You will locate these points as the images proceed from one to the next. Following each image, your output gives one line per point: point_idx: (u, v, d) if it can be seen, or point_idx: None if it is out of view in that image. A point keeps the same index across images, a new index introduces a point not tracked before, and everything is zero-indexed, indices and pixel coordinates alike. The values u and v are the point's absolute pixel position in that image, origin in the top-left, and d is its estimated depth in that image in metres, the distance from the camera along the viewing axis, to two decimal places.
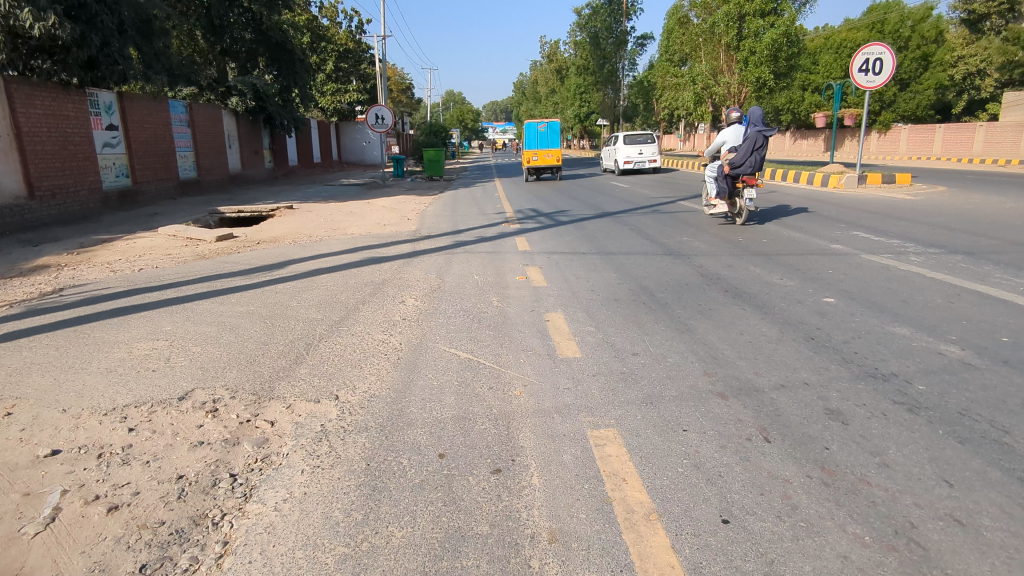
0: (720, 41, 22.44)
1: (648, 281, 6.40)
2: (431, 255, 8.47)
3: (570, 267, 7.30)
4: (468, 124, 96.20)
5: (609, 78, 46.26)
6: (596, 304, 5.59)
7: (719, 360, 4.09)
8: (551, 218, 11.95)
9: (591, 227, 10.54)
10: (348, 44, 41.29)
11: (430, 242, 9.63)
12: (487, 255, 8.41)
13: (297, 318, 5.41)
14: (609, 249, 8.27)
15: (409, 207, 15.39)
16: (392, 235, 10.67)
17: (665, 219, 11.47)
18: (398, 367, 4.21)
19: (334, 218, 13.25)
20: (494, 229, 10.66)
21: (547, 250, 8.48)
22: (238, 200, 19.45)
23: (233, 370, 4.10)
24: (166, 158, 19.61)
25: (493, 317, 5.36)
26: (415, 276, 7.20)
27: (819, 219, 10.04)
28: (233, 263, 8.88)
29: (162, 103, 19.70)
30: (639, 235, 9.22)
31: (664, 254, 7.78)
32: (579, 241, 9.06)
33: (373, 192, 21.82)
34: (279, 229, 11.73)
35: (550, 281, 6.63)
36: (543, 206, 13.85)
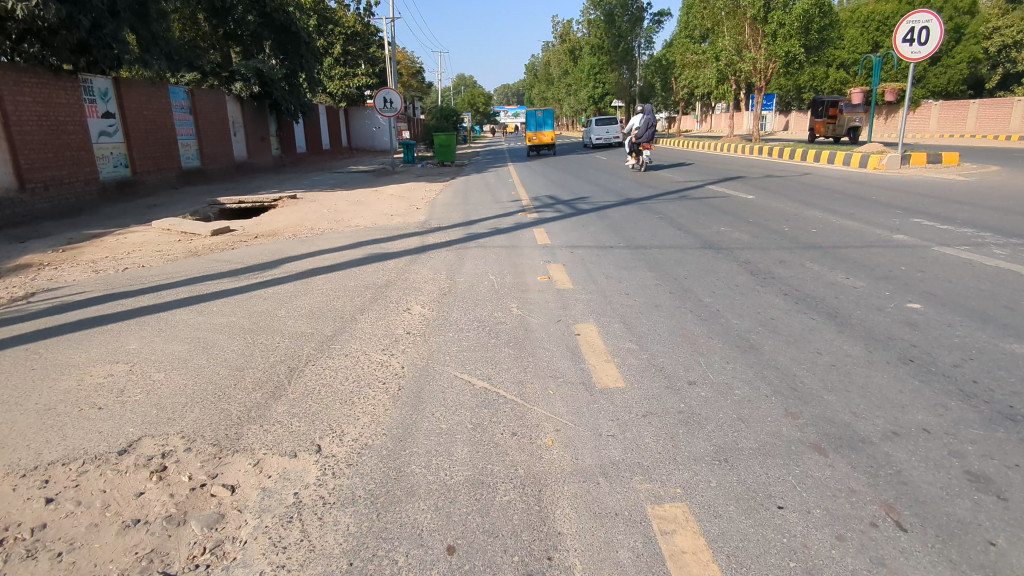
0: (746, 14, 21.30)
1: (690, 282, 5.54)
2: (440, 250, 7.66)
3: (597, 264, 6.45)
4: (481, 108, 95.07)
5: (625, 57, 44.93)
6: (634, 313, 4.74)
7: (801, 392, 3.24)
8: (571, 206, 11.07)
9: (615, 215, 9.65)
10: (357, 26, 40.27)
11: (440, 235, 8.81)
12: (502, 249, 7.59)
13: (282, 333, 4.61)
14: (639, 241, 7.42)
15: (419, 195, 14.59)
16: (399, 227, 9.86)
17: (695, 205, 10.55)
18: (399, 402, 3.41)
19: (339, 209, 12.46)
20: (510, 219, 9.82)
21: (570, 243, 7.63)
22: (242, 189, 18.74)
23: (194, 409, 3.31)
24: (167, 147, 18.91)
25: (512, 330, 4.53)
26: (422, 276, 6.38)
27: (868, 204, 9.09)
28: (226, 260, 8.13)
29: (162, 89, 18.97)
30: (671, 225, 8.34)
31: (702, 247, 6.91)
32: (603, 232, 8.20)
33: (383, 178, 21.01)
34: (280, 221, 10.96)
35: (576, 281, 5.80)
36: (562, 192, 12.97)
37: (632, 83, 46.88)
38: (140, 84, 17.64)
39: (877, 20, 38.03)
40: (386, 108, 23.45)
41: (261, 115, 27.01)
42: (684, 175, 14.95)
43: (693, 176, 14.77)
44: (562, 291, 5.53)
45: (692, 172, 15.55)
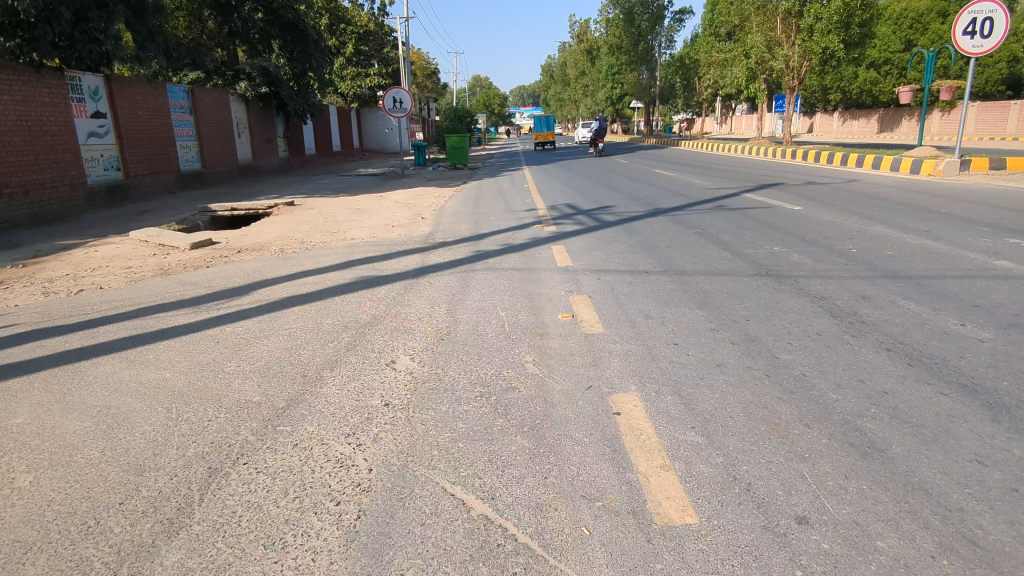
0: (780, 9, 19.97)
1: (756, 326, 4.32)
2: (443, 272, 6.53)
3: (632, 297, 5.25)
4: (496, 109, 94.23)
5: (644, 56, 43.51)
6: (691, 380, 3.51)
7: (990, 551, 2.05)
8: (594, 217, 9.89)
9: (646, 230, 8.47)
10: (369, 25, 39.29)
11: (444, 252, 7.66)
12: (516, 272, 6.43)
13: (219, 405, 3.45)
14: (678, 264, 6.25)
15: (426, 202, 13.52)
16: (399, 241, 8.70)
17: (736, 217, 9.32)
18: (356, 547, 2.24)
19: (337, 218, 11.39)
20: (525, 234, 8.65)
21: (596, 266, 6.44)
22: (242, 194, 17.76)
23: (38, 562, 2.15)
24: (163, 149, 17.97)
25: (525, 404, 3.33)
26: (418, 310, 5.21)
27: (942, 219, 7.84)
28: (197, 280, 7.05)
29: (160, 88, 18.04)
30: (713, 244, 7.13)
31: (757, 275, 5.72)
32: (634, 252, 6.99)
33: (391, 182, 19.96)
34: (269, 233, 9.90)
35: (607, 321, 4.63)
36: (582, 201, 11.79)
37: (652, 83, 45.53)
38: (135, 82, 16.73)
39: (911, 17, 36.51)
40: (396, 108, 22.43)
41: (268, 116, 26.04)
42: (716, 181, 13.72)
43: (725, 183, 13.55)
44: (591, 336, 4.32)
45: (724, 179, 14.31)
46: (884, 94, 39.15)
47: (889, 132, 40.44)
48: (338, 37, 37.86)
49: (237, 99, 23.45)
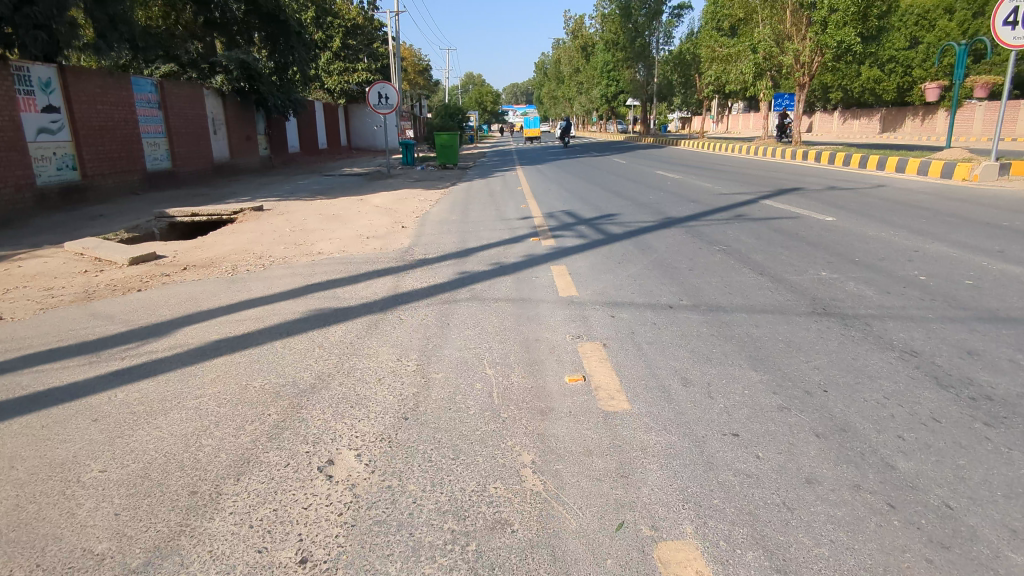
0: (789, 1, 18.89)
1: (842, 404, 3.10)
2: (418, 303, 5.31)
3: (659, 347, 4.03)
4: (489, 106, 92.91)
5: (641, 53, 42.41)
6: (773, 514, 2.29)
7: None
8: (598, 229, 8.68)
9: (661, 246, 7.26)
10: (357, 19, 37.90)
11: (423, 274, 6.42)
12: (508, 305, 5.21)
13: (36, 569, 2.20)
14: (708, 296, 5.06)
15: (409, 207, 12.30)
16: (372, 257, 7.46)
17: (761, 229, 8.15)
18: None
19: (307, 226, 10.14)
20: (519, 250, 7.42)
21: (607, 297, 5.22)
22: (213, 196, 16.43)
23: None
24: (128, 147, 16.62)
25: (519, 568, 2.10)
26: (380, 364, 3.98)
27: (1008, 235, 6.71)
28: (118, 309, 5.78)
29: (124, 80, 16.66)
30: (746, 267, 5.95)
31: (813, 314, 4.54)
32: (651, 278, 5.78)
33: (375, 183, 18.70)
34: (225, 245, 8.64)
35: (632, 390, 3.42)
36: (583, 208, 10.60)
37: (649, 80, 44.44)
38: (95, 74, 15.39)
39: (916, 13, 35.62)
40: (381, 104, 21.11)
41: (247, 112, 24.66)
42: (727, 186, 12.60)
43: (738, 187, 12.41)
44: (612, 418, 3.10)
45: (734, 183, 13.15)
46: (887, 93, 38.35)
47: (892, 132, 39.71)
48: (324, 30, 36.48)
49: (212, 94, 22.07)
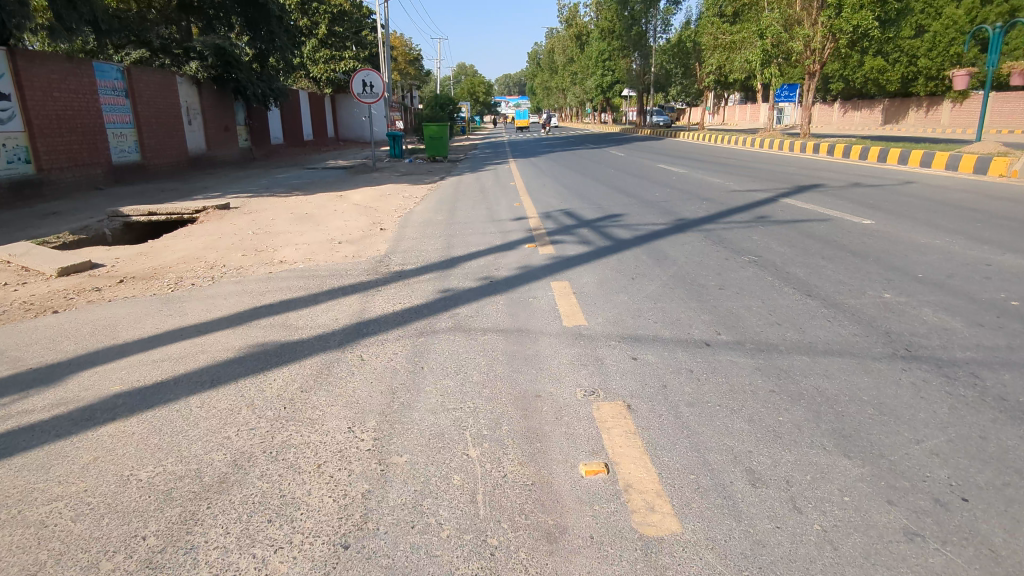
0: None
1: (1005, 532, 2.06)
2: (389, 335, 4.26)
3: (706, 413, 2.96)
4: (481, 98, 91.69)
5: (638, 42, 41.25)
6: None
7: None
8: (603, 232, 7.63)
9: (679, 256, 6.20)
10: (345, 5, 36.32)
11: (398, 294, 5.34)
12: (498, 339, 4.12)
13: None
14: (753, 329, 4.04)
15: (392, 205, 11.22)
16: (340, 267, 6.35)
17: (791, 233, 7.14)
18: None
19: (275, 227, 9.03)
20: (514, 261, 6.35)
21: (624, 329, 4.15)
22: (182, 191, 15.23)
23: None
24: (89, 138, 15.36)
25: None
26: (323, 437, 2.89)
27: None
28: (17, 337, 4.65)
29: (86, 66, 15.39)
30: (789, 287, 4.92)
31: (896, 357, 3.52)
32: (674, 301, 4.72)
33: (359, 177, 17.55)
34: (175, 252, 7.50)
35: (679, 492, 2.37)
36: (583, 207, 9.57)
37: (647, 70, 43.16)
38: (51, 58, 14.12)
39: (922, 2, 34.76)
40: (365, 93, 19.86)
41: (225, 102, 23.42)
42: (740, 182, 11.63)
43: (751, 184, 11.44)
44: (656, 555, 2.04)
45: (747, 178, 12.16)
46: (891, 84, 37.48)
47: (894, 124, 39.01)
48: (309, 16, 34.94)
49: (186, 81, 20.83)
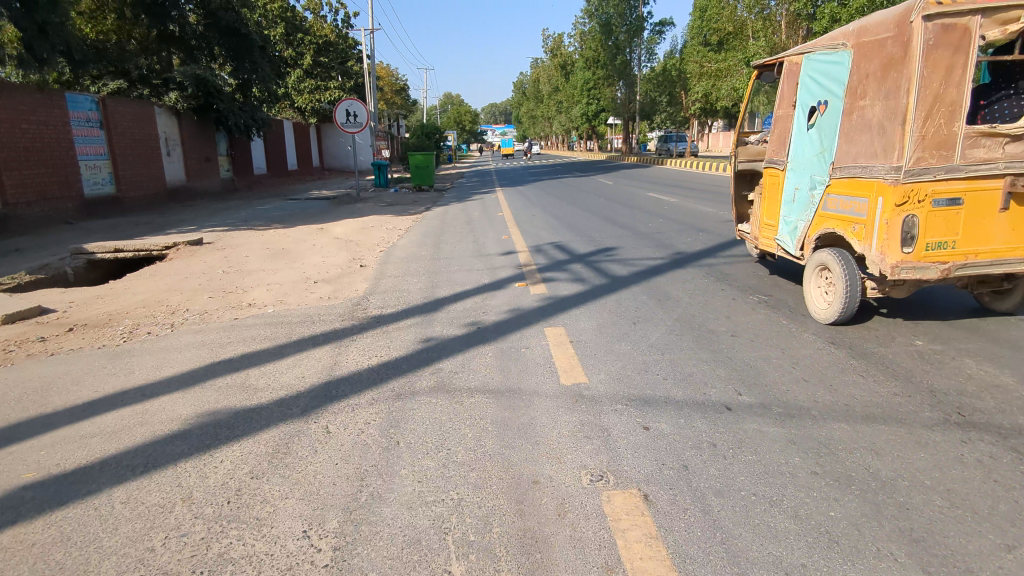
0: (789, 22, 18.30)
1: None
2: (362, 398, 3.71)
3: (741, 507, 2.43)
4: (467, 126, 92.14)
5: (623, 71, 41.51)
6: None
7: None
8: (599, 269, 7.13)
9: (683, 296, 5.71)
10: (328, 35, 36.70)
11: (375, 344, 4.79)
12: (486, 403, 3.57)
13: None
14: (776, 388, 3.55)
15: (375, 238, 10.71)
16: (313, 311, 5.80)
17: (797, 267, 6.70)
18: None
19: (248, 264, 8.49)
20: (504, 303, 5.82)
21: (630, 390, 3.62)
22: (156, 224, 14.61)
23: None
24: (59, 170, 14.78)
25: None
26: (270, 547, 2.33)
27: None
28: None
29: (57, 96, 14.87)
30: (807, 333, 4.45)
31: (950, 423, 3.04)
32: (683, 352, 4.20)
33: (342, 208, 17.08)
34: (136, 294, 6.91)
35: None
36: (575, 240, 9.12)
37: (632, 98, 43.40)
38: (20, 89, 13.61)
39: None
40: (349, 123, 19.53)
41: (205, 132, 22.96)
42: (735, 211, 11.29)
43: None
44: None
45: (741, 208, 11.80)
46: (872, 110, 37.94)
47: None
48: (293, 47, 35.23)
49: (165, 112, 20.40)
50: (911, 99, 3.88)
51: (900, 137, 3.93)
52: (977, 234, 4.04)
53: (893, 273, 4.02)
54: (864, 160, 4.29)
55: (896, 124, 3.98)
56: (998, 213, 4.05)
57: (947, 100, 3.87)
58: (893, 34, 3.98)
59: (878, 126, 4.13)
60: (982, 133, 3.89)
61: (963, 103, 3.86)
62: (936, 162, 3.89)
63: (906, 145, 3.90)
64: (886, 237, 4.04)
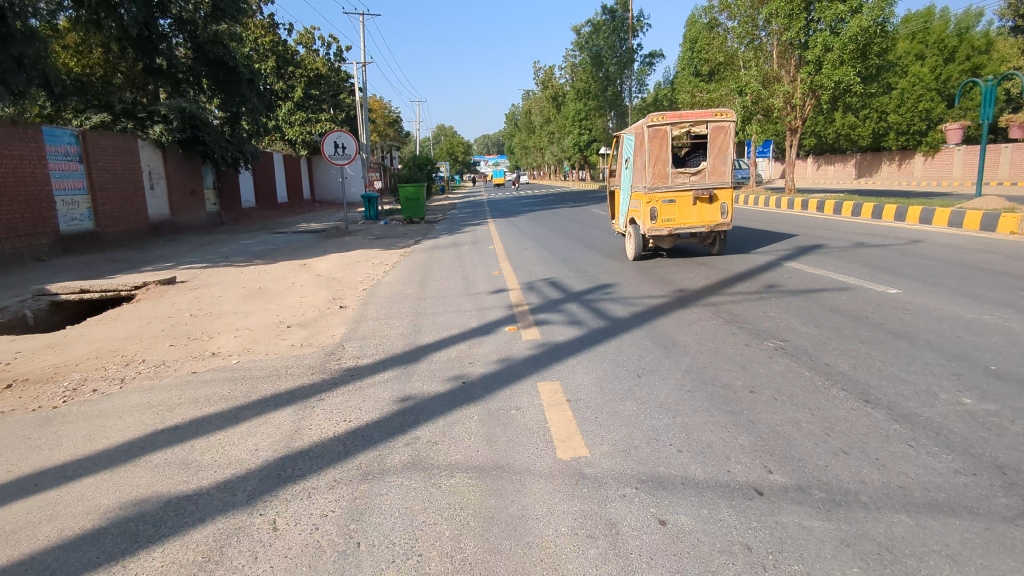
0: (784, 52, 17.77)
1: None
2: (323, 480, 3.13)
3: None
4: (459, 158, 92.47)
5: (614, 101, 41.66)
6: None
7: None
8: (596, 310, 6.60)
9: (690, 342, 5.17)
10: (321, 69, 36.86)
11: (346, 405, 4.21)
12: (468, 486, 3.00)
13: None
14: (814, 465, 2.99)
15: (359, 275, 10.18)
16: (280, 364, 5.22)
17: (811, 307, 6.20)
18: None
19: (220, 306, 7.92)
20: (493, 351, 5.27)
21: (639, 468, 3.06)
22: (133, 261, 14.03)
23: None
24: (33, 206, 14.24)
25: None
26: None
27: None
28: None
29: (33, 130, 14.41)
30: (836, 389, 3.92)
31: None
32: (697, 417, 3.64)
33: (329, 242, 16.59)
34: (91, 343, 6.32)
35: None
36: (570, 276, 8.62)
37: (623, 128, 43.48)
38: None
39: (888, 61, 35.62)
40: (338, 155, 19.14)
41: (192, 165, 22.54)
42: (735, 243, 10.85)
43: (748, 245, 10.65)
44: None
45: (741, 239, 11.35)
46: (862, 139, 37.91)
47: (869, 177, 39.43)
48: (284, 80, 35.43)
49: (149, 145, 19.98)
50: (646, 159, 9.19)
51: (642, 178, 9.33)
52: (683, 213, 9.34)
53: (648, 231, 9.18)
54: (642, 182, 9.35)
55: (643, 169, 9.23)
56: (692, 204, 9.31)
57: (663, 157, 9.24)
58: (639, 133, 9.31)
59: (638, 169, 9.44)
60: (678, 172, 9.26)
61: (667, 158, 9.24)
62: (659, 185, 9.25)
63: (646, 177, 9.23)
64: (633, 220, 9.98)
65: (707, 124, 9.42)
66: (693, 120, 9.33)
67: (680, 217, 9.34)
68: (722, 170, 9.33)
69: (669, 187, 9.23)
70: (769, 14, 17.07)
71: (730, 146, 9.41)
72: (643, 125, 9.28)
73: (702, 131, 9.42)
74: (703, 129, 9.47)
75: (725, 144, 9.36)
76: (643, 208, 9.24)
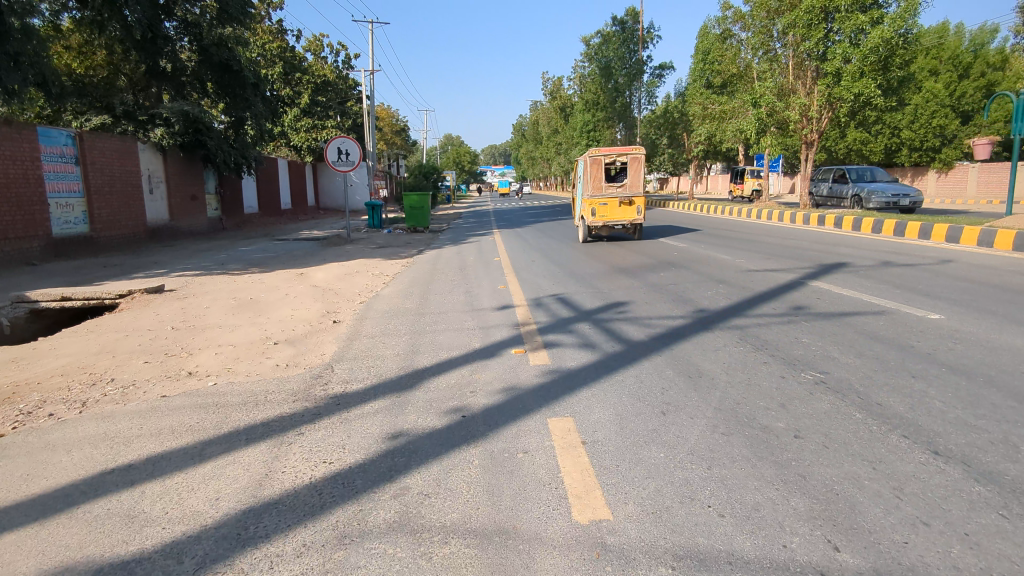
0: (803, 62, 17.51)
1: None
2: (290, 546, 2.60)
3: None
4: (466, 168, 92.49)
5: (623, 113, 41.29)
6: None
7: None
8: (610, 331, 6.05)
9: (719, 374, 4.60)
10: (328, 75, 36.65)
11: (328, 443, 3.67)
12: (466, 558, 2.46)
13: None
14: (890, 541, 2.44)
15: (358, 287, 9.67)
16: (259, 389, 4.68)
17: (848, 332, 5.63)
18: None
19: (206, 318, 7.40)
20: (497, 378, 4.72)
21: (674, 539, 2.52)
22: (126, 266, 13.57)
23: None
24: (25, 208, 13.82)
25: None
26: None
27: None
28: None
29: (29, 131, 14.02)
30: (895, 438, 3.37)
31: None
32: (737, 469, 3.09)
33: (330, 251, 16.13)
34: (62, 358, 5.80)
35: None
36: (581, 292, 8.10)
37: (632, 139, 43.06)
38: None
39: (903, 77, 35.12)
40: (341, 161, 18.68)
41: (193, 170, 22.12)
42: (755, 260, 10.30)
43: (767, 262, 10.11)
44: None
45: (760, 256, 10.81)
46: (874, 154, 37.36)
47: None
48: (291, 86, 35.24)
49: (149, 148, 19.60)
50: (588, 177, 14.79)
51: (586, 187, 14.81)
52: (614, 211, 14.96)
53: (591, 223, 14.81)
54: (588, 192, 14.93)
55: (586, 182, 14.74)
56: (618, 206, 14.89)
57: (598, 177, 14.87)
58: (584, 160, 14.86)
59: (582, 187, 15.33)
60: (611, 186, 14.85)
61: (600, 175, 14.85)
62: (596, 194, 14.86)
63: (588, 187, 14.77)
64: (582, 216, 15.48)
65: (626, 156, 15.02)
66: (617, 153, 14.91)
67: (611, 214, 14.99)
68: (638, 185, 14.93)
69: (606, 195, 14.88)
70: (786, 24, 16.60)
71: (639, 170, 15.09)
72: (586, 155, 14.86)
73: (624, 160, 14.97)
74: (625, 160, 15.07)
75: (637, 169, 15.02)
76: (589, 206, 14.80)
